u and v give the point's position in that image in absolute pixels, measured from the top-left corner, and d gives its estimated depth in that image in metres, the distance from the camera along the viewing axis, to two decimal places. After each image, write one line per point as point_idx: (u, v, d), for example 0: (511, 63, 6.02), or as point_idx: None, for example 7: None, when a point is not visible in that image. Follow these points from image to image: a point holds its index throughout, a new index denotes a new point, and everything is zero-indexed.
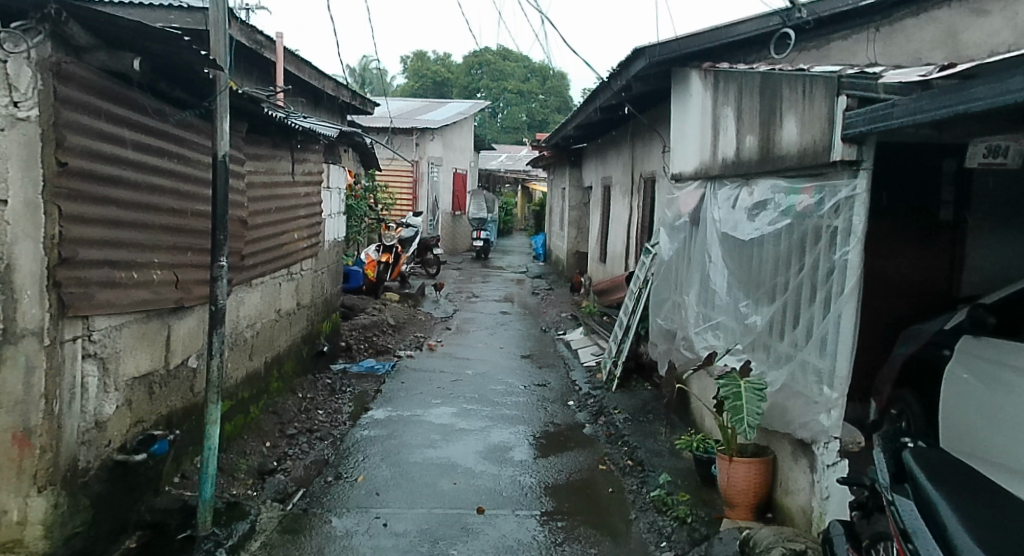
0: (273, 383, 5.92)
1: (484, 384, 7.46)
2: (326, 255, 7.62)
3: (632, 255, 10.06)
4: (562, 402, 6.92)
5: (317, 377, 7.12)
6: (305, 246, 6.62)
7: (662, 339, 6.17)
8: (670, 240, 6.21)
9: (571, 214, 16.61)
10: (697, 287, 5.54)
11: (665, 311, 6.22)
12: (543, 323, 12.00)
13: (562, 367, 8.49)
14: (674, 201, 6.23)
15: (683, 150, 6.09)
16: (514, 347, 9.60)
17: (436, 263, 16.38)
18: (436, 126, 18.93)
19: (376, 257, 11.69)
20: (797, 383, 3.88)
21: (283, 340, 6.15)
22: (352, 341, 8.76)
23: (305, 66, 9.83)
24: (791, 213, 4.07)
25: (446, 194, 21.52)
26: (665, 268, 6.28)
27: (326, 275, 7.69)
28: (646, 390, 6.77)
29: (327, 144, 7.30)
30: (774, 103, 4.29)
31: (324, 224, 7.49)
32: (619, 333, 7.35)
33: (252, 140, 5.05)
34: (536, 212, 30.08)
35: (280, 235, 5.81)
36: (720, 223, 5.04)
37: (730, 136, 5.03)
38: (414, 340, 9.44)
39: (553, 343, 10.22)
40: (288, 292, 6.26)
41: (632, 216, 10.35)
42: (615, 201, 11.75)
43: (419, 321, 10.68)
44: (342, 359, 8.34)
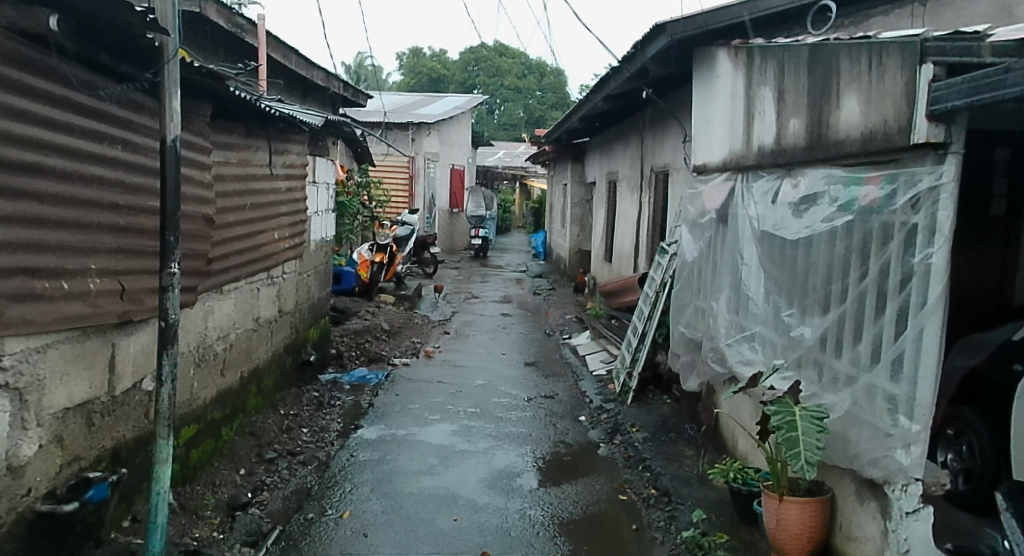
0: (251, 401, 5.29)
1: (486, 397, 6.84)
2: (312, 256, 6.99)
3: (643, 254, 9.44)
4: (572, 417, 6.31)
5: (303, 391, 6.49)
6: (288, 246, 5.99)
7: (686, 350, 5.55)
8: (693, 240, 5.59)
9: (574, 211, 15.99)
10: (727, 293, 4.92)
11: (688, 319, 5.61)
12: (546, 326, 11.38)
13: (569, 375, 7.88)
14: (697, 195, 5.60)
15: (708, 140, 5.47)
16: (516, 354, 8.97)
17: (433, 262, 15.75)
18: (432, 121, 18.28)
19: (369, 257, 11.06)
20: (864, 410, 3.26)
21: (262, 352, 5.51)
22: (342, 348, 8.13)
23: (291, 54, 9.16)
24: (852, 208, 3.45)
25: (443, 191, 20.87)
26: (688, 271, 5.66)
27: (313, 278, 7.06)
28: (665, 405, 6.16)
29: (312, 135, 6.66)
30: (828, 79, 3.66)
31: (309, 223, 6.84)
32: (633, 340, 6.73)
33: (222, 128, 4.42)
34: (535, 209, 29.44)
35: (258, 235, 5.17)
36: (757, 220, 4.42)
37: (768, 121, 4.40)
38: (410, 346, 8.81)
39: (558, 349, 9.59)
40: (268, 298, 5.63)
41: (642, 213, 9.72)
42: (622, 197, 11.13)
43: (415, 325, 10.06)
44: (331, 369, 7.71)
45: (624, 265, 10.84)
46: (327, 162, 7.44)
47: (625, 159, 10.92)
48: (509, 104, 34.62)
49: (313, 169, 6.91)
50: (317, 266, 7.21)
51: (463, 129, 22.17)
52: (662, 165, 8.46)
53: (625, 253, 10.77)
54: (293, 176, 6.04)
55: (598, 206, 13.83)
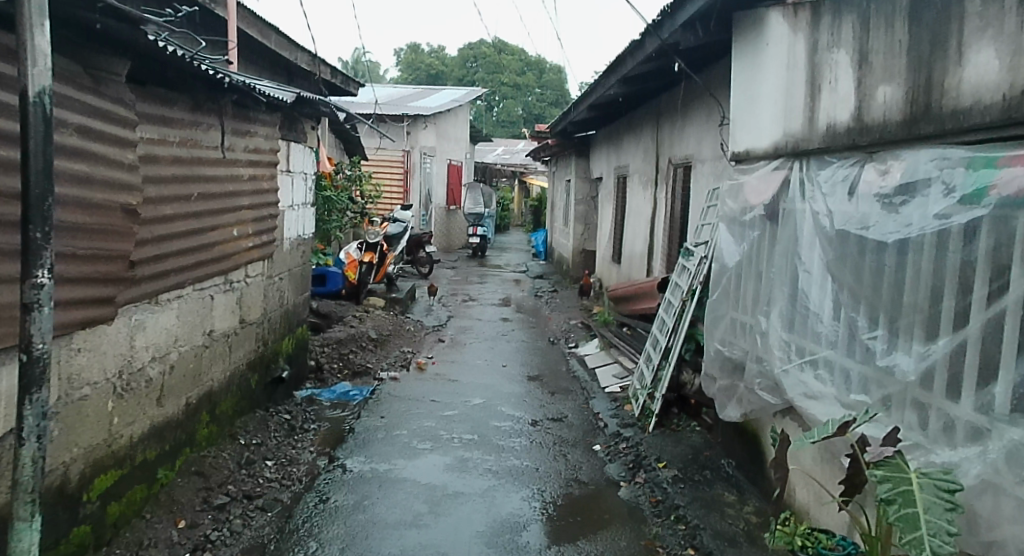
0: (202, 430, 4.38)
1: (485, 420, 5.95)
2: (286, 257, 6.09)
3: (659, 256, 8.55)
4: (586, 447, 5.44)
5: (273, 412, 5.60)
6: (254, 244, 5.09)
7: (724, 372, 4.67)
8: (733, 241, 4.71)
9: (578, 209, 15.06)
10: (782, 306, 4.04)
11: (727, 336, 4.72)
12: (550, 333, 10.49)
13: (579, 392, 6.99)
14: (738, 189, 4.72)
15: (753, 121, 4.58)
16: (518, 365, 8.10)
17: (428, 262, 14.89)
18: (428, 113, 17.53)
19: (357, 256, 10.15)
20: (1006, 478, 2.37)
21: (217, 372, 4.59)
22: (323, 359, 7.24)
23: (271, 32, 8.22)
24: (983, 200, 2.56)
25: (440, 187, 20.00)
26: (726, 278, 4.77)
27: (287, 283, 6.16)
28: (694, 434, 5.29)
29: (286, 118, 5.74)
30: (950, 28, 2.76)
31: (284, 219, 5.95)
32: (657, 356, 5.85)
33: (152, 97, 3.51)
34: (535, 207, 28.54)
35: (210, 231, 4.28)
36: (830, 217, 3.52)
37: (841, 92, 3.50)
38: (401, 357, 7.91)
39: (563, 359, 8.72)
40: (227, 307, 4.74)
41: (657, 211, 8.85)
42: (634, 194, 10.23)
43: (407, 331, 9.17)
44: (309, 384, 6.83)
45: (635, 268, 9.94)
46: (305, 150, 6.52)
47: (637, 152, 10.02)
48: (509, 99, 33.68)
49: (288, 156, 6.00)
50: (292, 269, 6.31)
51: (462, 124, 21.21)
52: (687, 157, 7.55)
53: (637, 254, 9.87)
54: (260, 163, 5.13)
55: (605, 204, 12.91)
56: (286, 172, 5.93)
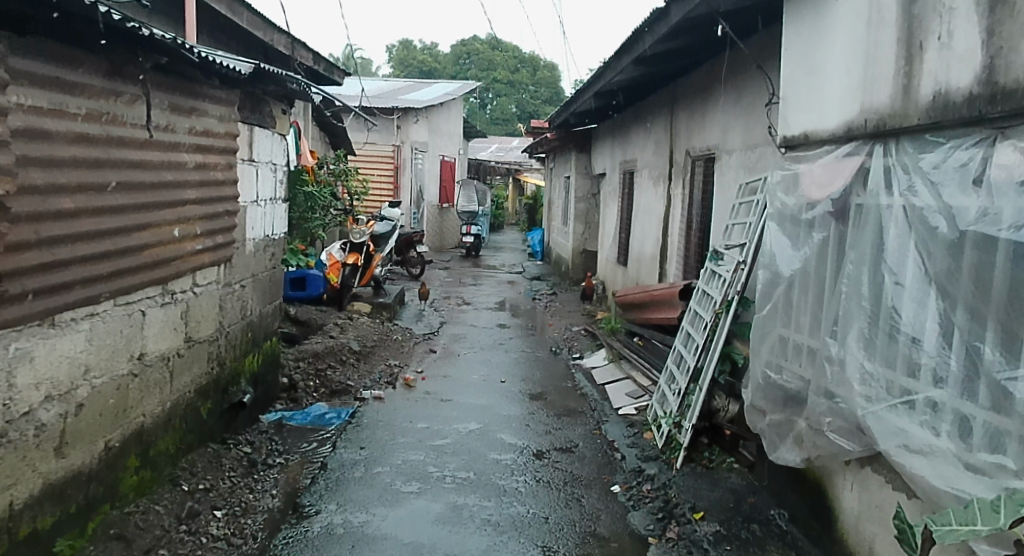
0: (131, 479, 3.49)
1: (482, 453, 5.10)
2: (252, 260, 5.23)
3: (674, 259, 7.71)
4: (602, 487, 4.62)
5: (230, 444, 4.68)
6: (205, 246, 4.18)
7: (777, 405, 3.85)
8: (787, 244, 3.88)
9: (578, 207, 14.19)
10: (861, 326, 3.20)
11: (781, 361, 3.89)
12: (551, 341, 9.64)
13: (588, 416, 6.16)
14: (793, 180, 3.89)
15: (817, 96, 3.75)
16: (519, 380, 7.25)
17: (418, 263, 14.04)
18: (419, 106, 16.68)
19: (341, 258, 9.27)
20: None
21: (153, 404, 3.69)
22: (297, 376, 6.35)
23: (242, 9, 7.35)
24: None
25: (432, 184, 19.14)
26: (779, 289, 3.93)
27: (253, 291, 5.29)
28: (732, 476, 4.46)
29: (248, 97, 4.87)
30: None
31: (247, 216, 5.08)
32: (685, 377, 5.01)
33: (36, 51, 2.68)
34: (530, 205, 27.65)
35: (141, 230, 3.39)
36: (951, 213, 2.67)
37: (958, 50, 2.68)
38: (386, 373, 7.03)
39: (567, 372, 7.89)
40: (169, 324, 3.85)
41: (670, 209, 8.02)
42: (644, 190, 9.38)
43: (395, 341, 8.32)
44: (279, 405, 5.96)
45: (645, 271, 9.10)
46: (274, 137, 5.64)
47: (649, 145, 9.17)
48: (504, 96, 32.78)
49: (253, 143, 5.12)
50: (258, 274, 5.44)
51: (455, 119, 20.29)
52: (712, 148, 6.71)
53: (647, 256, 9.03)
54: (213, 149, 4.25)
55: (609, 201, 12.05)
56: (250, 161, 5.06)
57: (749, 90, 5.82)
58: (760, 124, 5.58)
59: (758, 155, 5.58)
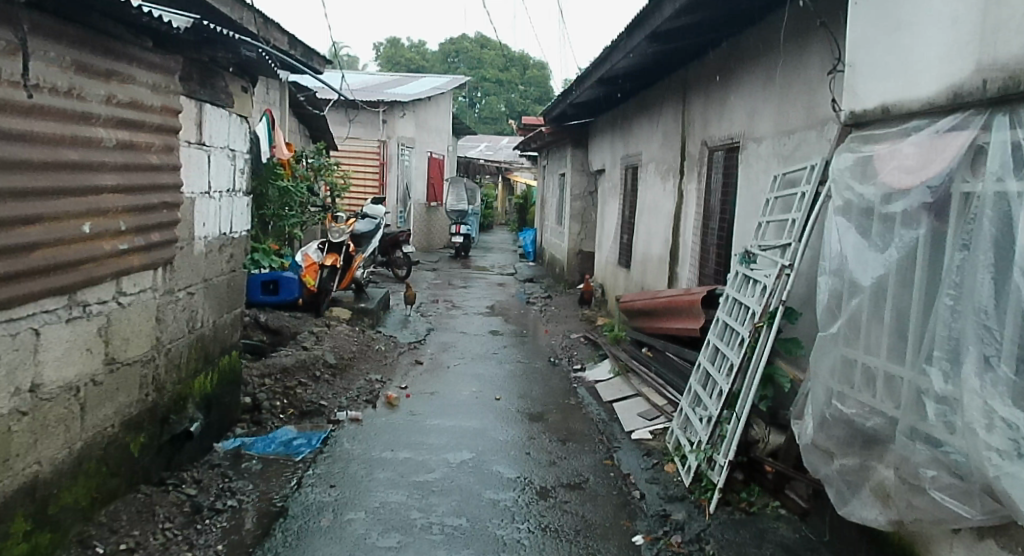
0: (15, 550, 2.66)
1: (476, 492, 4.30)
2: (206, 263, 4.44)
3: (688, 263, 6.97)
4: (622, 535, 3.86)
5: (169, 485, 3.83)
6: (134, 246, 3.34)
7: (850, 448, 3.09)
8: (859, 245, 3.13)
9: (574, 205, 13.41)
10: (981, 352, 2.45)
11: (855, 390, 3.13)
12: (548, 350, 8.88)
13: (597, 441, 5.40)
14: (869, 166, 3.15)
15: (911, 57, 2.98)
16: (515, 397, 6.49)
17: (405, 264, 13.29)
18: (406, 99, 15.89)
19: (317, 258, 8.45)
20: None
21: (53, 448, 2.87)
22: (260, 394, 5.53)
23: None
24: None
25: (420, 182, 18.33)
26: (850, 302, 3.17)
27: (206, 299, 4.47)
28: (781, 527, 3.70)
29: (199, 67, 4.08)
30: None
31: (199, 210, 4.29)
32: (718, 402, 4.25)
33: None
34: (521, 204, 26.88)
35: (25, 224, 2.60)
36: None
37: None
38: (366, 390, 6.20)
39: (569, 387, 7.13)
40: (80, 342, 3.01)
41: (683, 206, 7.28)
42: (650, 186, 8.63)
43: (378, 352, 7.52)
44: (240, 429, 5.15)
45: (651, 274, 8.34)
46: (234, 120, 4.86)
47: (656, 137, 8.42)
48: (493, 95, 32.01)
49: (206, 124, 4.32)
50: (214, 280, 4.64)
51: (444, 113, 19.46)
52: (737, 138, 5.96)
53: (654, 258, 8.28)
54: (144, 126, 3.43)
55: (608, 198, 11.29)
56: (203, 145, 4.27)
57: (785, 69, 5.08)
58: (799, 106, 4.83)
59: (796, 142, 4.83)
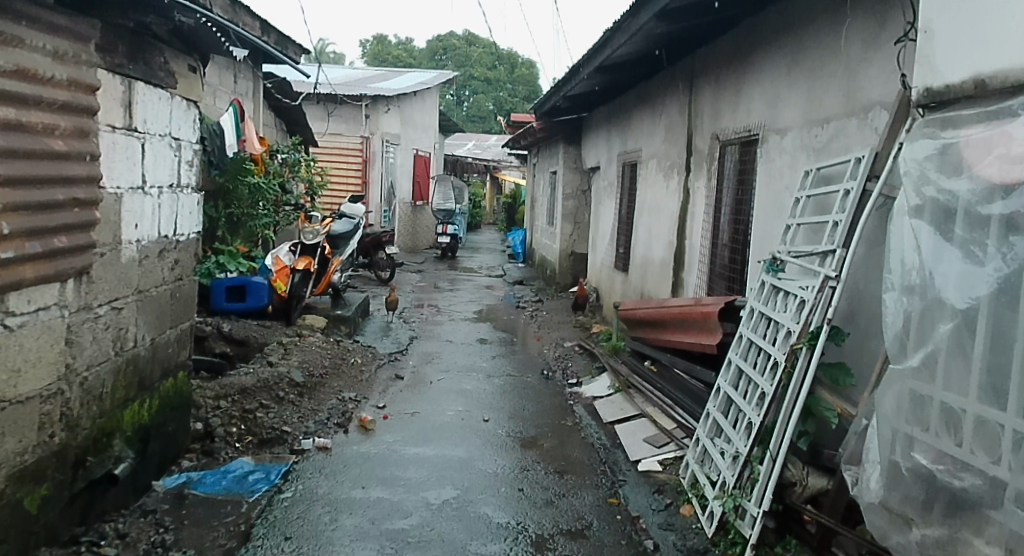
0: None
1: (460, 543, 3.64)
2: (142, 272, 3.77)
3: (698, 269, 6.34)
4: None
5: (80, 545, 3.18)
6: (23, 254, 2.67)
7: (931, 514, 2.46)
8: (945, 254, 2.49)
9: (566, 205, 12.76)
10: None
11: (935, 438, 2.49)
12: (540, 360, 8.24)
13: (599, 472, 4.76)
14: (957, 155, 2.51)
15: (1018, 17, 2.35)
16: (505, 419, 5.84)
17: (389, 265, 12.61)
18: (390, 93, 15.20)
19: (288, 262, 7.85)
20: None
21: None
22: (214, 419, 4.85)
23: None
24: None
25: (406, 180, 17.64)
26: (930, 325, 2.52)
27: (140, 313, 3.78)
28: None
29: (129, 36, 3.40)
30: None
31: (133, 209, 3.61)
32: (747, 438, 3.61)
33: None
34: (509, 204, 26.25)
35: None
36: None
37: None
38: (337, 413, 5.51)
39: (564, 405, 6.49)
40: None
41: (691, 205, 6.64)
42: (651, 184, 7.99)
43: (355, 366, 6.85)
44: (188, 462, 4.47)
45: (654, 280, 7.71)
46: (181, 105, 4.17)
47: (658, 131, 7.78)
48: (482, 92, 31.33)
49: (144, 108, 3.65)
50: (154, 291, 3.96)
51: (432, 109, 18.77)
52: (755, 129, 5.33)
53: (656, 262, 7.66)
54: (42, 104, 2.75)
55: (603, 198, 10.65)
56: (137, 132, 3.59)
57: (815, 49, 4.45)
58: (836, 90, 4.19)
59: (831, 133, 4.20)
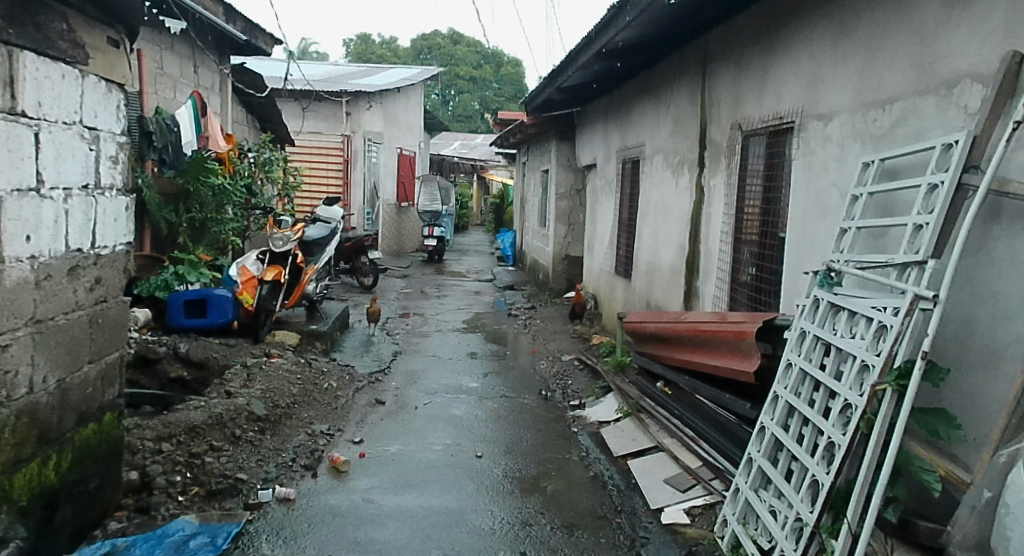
0: None
1: None
2: (42, 294, 3.01)
3: (717, 277, 5.59)
4: None
5: None
6: None
7: None
8: None
9: (559, 205, 11.98)
10: None
11: None
12: (536, 377, 7.48)
13: (616, 525, 4.00)
14: None
15: None
16: (501, 453, 5.07)
17: (371, 271, 11.82)
18: (372, 89, 14.42)
19: (256, 272, 6.96)
20: None
21: None
22: (153, 466, 4.05)
23: None
24: None
25: (390, 181, 16.83)
26: None
27: (40, 351, 3.01)
28: None
29: None
30: None
31: (24, 210, 2.87)
32: (813, 501, 2.84)
33: None
34: (497, 205, 25.47)
35: None
36: None
37: None
38: (304, 452, 4.71)
39: (567, 432, 5.73)
40: None
41: (707, 205, 5.90)
42: (657, 182, 7.25)
43: (329, 390, 6.06)
44: (116, 523, 3.67)
45: (662, 288, 6.96)
46: (99, 88, 3.36)
47: (664, 123, 7.04)
48: (468, 92, 30.55)
49: (39, 85, 2.91)
50: (64, 318, 3.19)
51: (417, 107, 17.98)
52: (789, 116, 4.58)
53: (665, 269, 6.91)
54: None
55: (601, 198, 9.90)
56: (29, 115, 2.85)
57: (872, 15, 3.70)
58: (903, 61, 3.44)
59: (897, 117, 3.46)
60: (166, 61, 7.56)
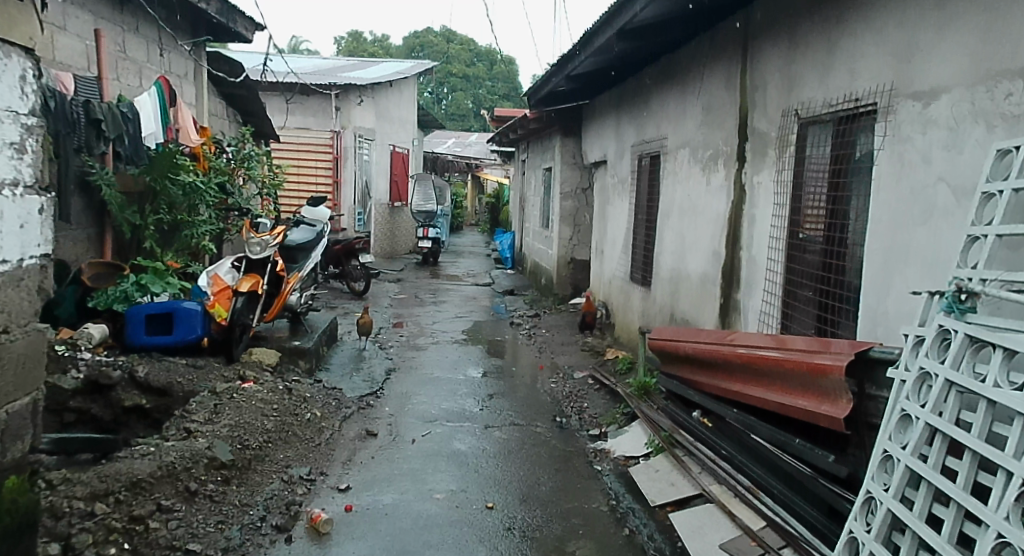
0: None
1: None
2: None
3: (767, 291, 4.76)
4: None
5: None
6: None
7: None
8: None
9: (564, 205, 11.14)
10: None
11: None
12: (547, 398, 6.65)
13: None
14: None
15: None
16: (514, 502, 4.24)
17: (362, 276, 10.96)
18: (362, 83, 13.55)
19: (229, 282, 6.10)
20: None
21: None
22: (82, 533, 3.18)
23: None
24: None
25: (382, 179, 15.96)
26: None
27: None
28: None
29: None
30: None
31: None
32: None
33: None
34: (493, 203, 24.65)
35: None
36: None
37: None
38: (278, 507, 3.90)
39: (589, 470, 4.90)
40: None
41: (751, 207, 5.07)
42: (683, 180, 6.42)
43: (312, 421, 5.22)
44: None
45: (691, 299, 6.13)
46: None
47: (693, 112, 6.21)
48: (463, 88, 29.68)
49: None
50: None
51: (410, 102, 17.11)
52: (868, 96, 3.74)
53: (694, 278, 6.08)
54: None
55: (612, 197, 9.07)
56: None
57: None
58: None
59: None
60: (129, 44, 6.71)
